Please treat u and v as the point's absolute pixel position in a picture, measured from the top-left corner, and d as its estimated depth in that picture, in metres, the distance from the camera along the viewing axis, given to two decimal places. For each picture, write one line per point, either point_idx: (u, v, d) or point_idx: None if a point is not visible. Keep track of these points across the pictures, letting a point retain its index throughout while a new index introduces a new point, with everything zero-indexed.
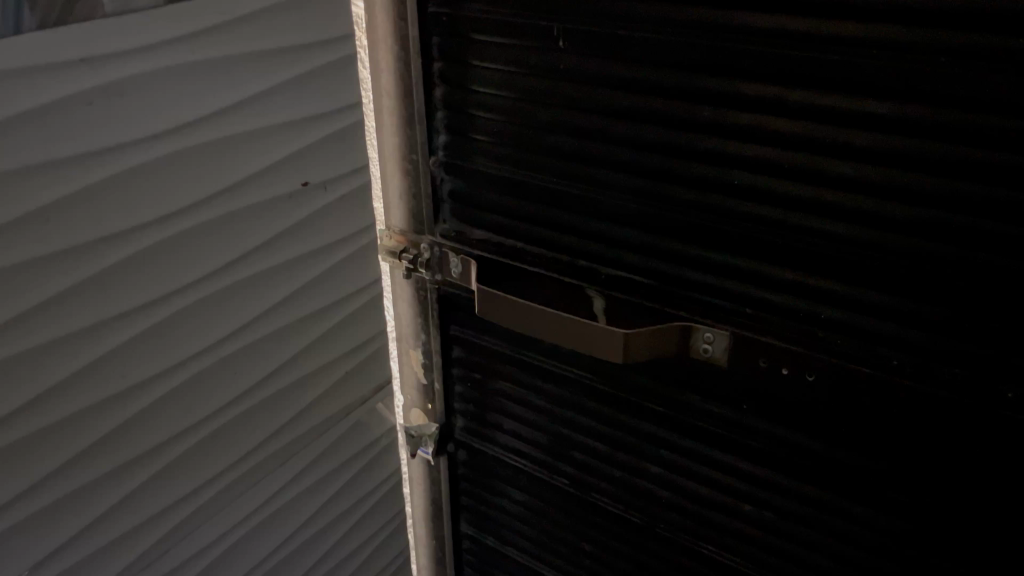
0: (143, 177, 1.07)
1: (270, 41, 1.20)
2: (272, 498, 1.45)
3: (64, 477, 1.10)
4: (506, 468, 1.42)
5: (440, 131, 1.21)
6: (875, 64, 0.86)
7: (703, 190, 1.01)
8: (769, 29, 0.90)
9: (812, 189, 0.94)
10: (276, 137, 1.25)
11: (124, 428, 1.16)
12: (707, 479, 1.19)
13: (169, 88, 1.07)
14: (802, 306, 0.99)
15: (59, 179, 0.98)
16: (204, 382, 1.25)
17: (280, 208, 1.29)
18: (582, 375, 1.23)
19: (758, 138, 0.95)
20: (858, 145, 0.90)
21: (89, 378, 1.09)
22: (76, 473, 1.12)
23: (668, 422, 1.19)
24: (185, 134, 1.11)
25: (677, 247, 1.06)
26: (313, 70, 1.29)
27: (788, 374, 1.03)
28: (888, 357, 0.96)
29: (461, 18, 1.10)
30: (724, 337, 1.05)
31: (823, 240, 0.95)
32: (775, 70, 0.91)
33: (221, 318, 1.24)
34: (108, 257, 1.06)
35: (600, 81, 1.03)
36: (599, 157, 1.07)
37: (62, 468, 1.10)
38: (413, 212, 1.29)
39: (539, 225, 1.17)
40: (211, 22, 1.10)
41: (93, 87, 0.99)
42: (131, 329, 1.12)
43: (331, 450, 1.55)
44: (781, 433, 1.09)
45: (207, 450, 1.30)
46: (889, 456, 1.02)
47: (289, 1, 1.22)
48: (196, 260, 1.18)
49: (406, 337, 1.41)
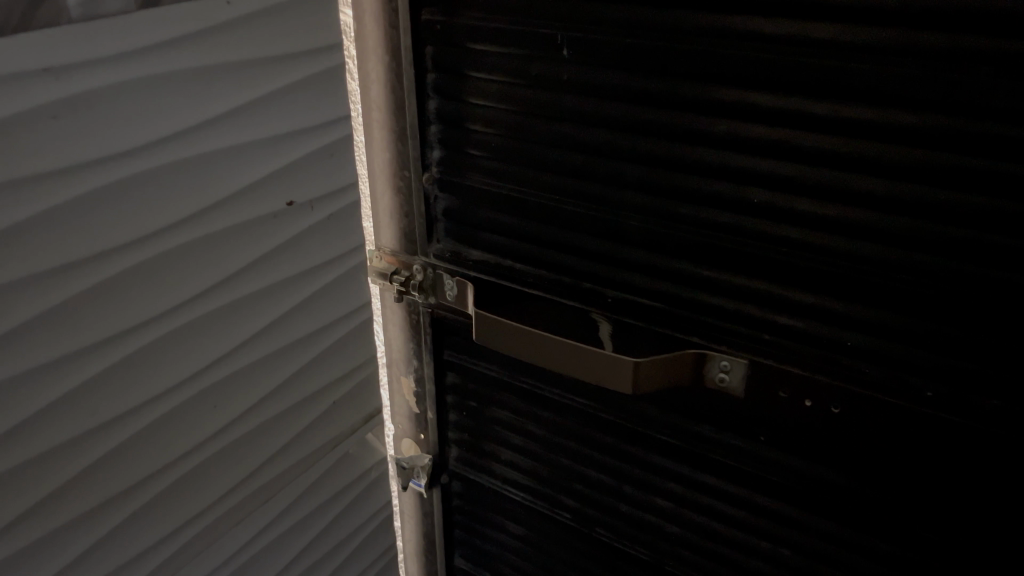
0: (115, 198, 0.96)
1: (260, 50, 1.10)
2: (256, 538, 1.33)
3: (22, 530, 0.98)
4: (503, 501, 1.35)
5: (435, 146, 1.15)
6: (912, 73, 0.79)
7: (720, 207, 0.95)
8: (795, 37, 0.83)
9: (841, 208, 0.88)
10: (261, 150, 1.14)
11: (94, 475, 1.04)
12: (721, 515, 1.12)
13: (143, 101, 0.96)
14: (826, 333, 0.93)
15: (15, 197, 0.87)
16: (183, 417, 1.13)
17: (264, 229, 1.18)
18: (589, 404, 1.16)
19: (781, 154, 0.89)
20: (892, 159, 0.83)
21: (56, 420, 0.97)
22: (36, 524, 0.99)
23: (677, 455, 1.12)
24: (160, 149, 1.00)
25: (689, 269, 0.99)
26: (306, 81, 1.19)
27: (811, 405, 0.96)
28: (922, 388, 0.89)
29: (458, 27, 1.03)
30: (741, 366, 0.99)
31: (851, 262, 0.89)
32: (800, 82, 0.85)
33: (201, 349, 1.13)
34: (73, 284, 0.94)
35: (608, 92, 0.97)
36: (606, 173, 1.01)
37: (21, 520, 0.97)
38: (404, 232, 1.22)
39: (540, 245, 1.11)
40: (196, 27, 1.00)
41: (59, 100, 0.87)
42: (102, 362, 1.00)
43: (321, 483, 1.44)
44: (801, 466, 1.02)
45: (184, 492, 1.18)
46: (919, 491, 0.95)
47: (284, 5, 1.12)
48: (175, 287, 1.07)
49: (398, 363, 1.34)
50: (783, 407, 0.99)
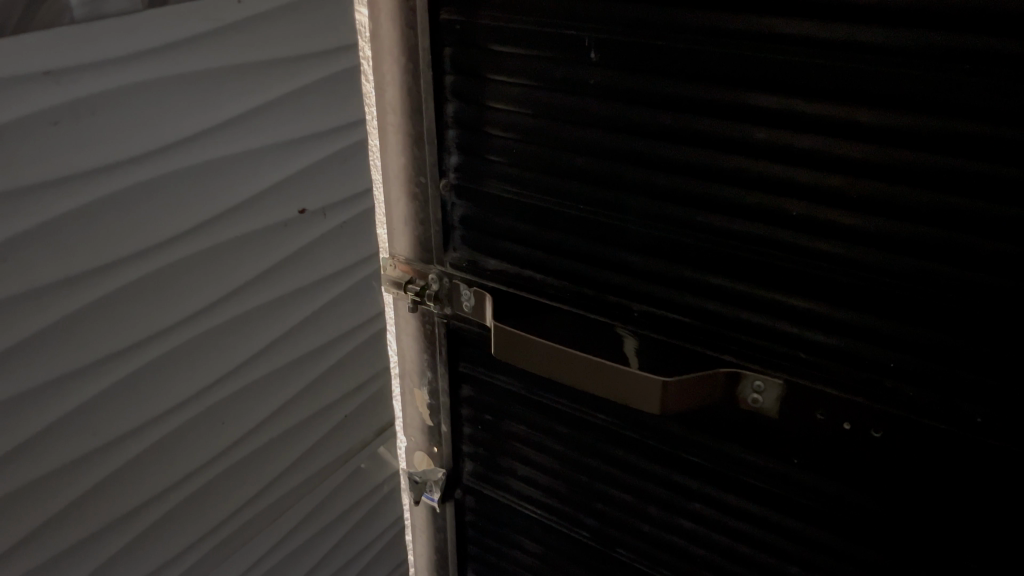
0: (123, 207, 0.90)
1: (278, 51, 1.05)
2: (267, 557, 1.25)
3: (17, 560, 0.90)
4: (519, 518, 1.31)
5: (453, 151, 1.11)
6: (968, 80, 0.74)
7: (755, 219, 0.90)
8: (839, 41, 0.78)
9: (887, 222, 0.82)
10: (276, 155, 1.09)
11: (98, 499, 0.97)
12: (751, 539, 1.07)
13: (152, 106, 0.90)
14: (865, 353, 0.88)
15: (12, 209, 0.80)
16: (191, 434, 1.07)
17: (276, 238, 1.12)
18: (613, 422, 1.12)
19: (823, 164, 0.84)
20: (943, 170, 0.78)
21: (57, 444, 0.90)
22: (36, 552, 0.92)
23: (703, 476, 1.07)
24: (169, 156, 0.94)
25: (721, 283, 0.94)
26: (325, 84, 1.13)
27: (850, 428, 0.92)
28: (971, 413, 0.84)
29: (479, 28, 0.99)
30: (776, 386, 0.94)
31: (899, 280, 0.84)
32: (845, 88, 0.79)
33: (208, 365, 1.06)
34: (73, 300, 0.88)
35: (639, 97, 0.92)
36: (634, 182, 0.96)
37: (20, 549, 0.90)
38: (420, 240, 1.19)
39: (563, 256, 1.06)
40: (209, 26, 0.94)
41: (62, 105, 0.81)
42: (108, 379, 0.94)
43: (335, 497, 1.36)
44: (836, 491, 0.97)
45: (193, 514, 1.10)
46: (971, 522, 0.88)
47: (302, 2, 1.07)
48: (185, 299, 1.00)
49: (413, 374, 1.30)
50: (819, 430, 0.94)
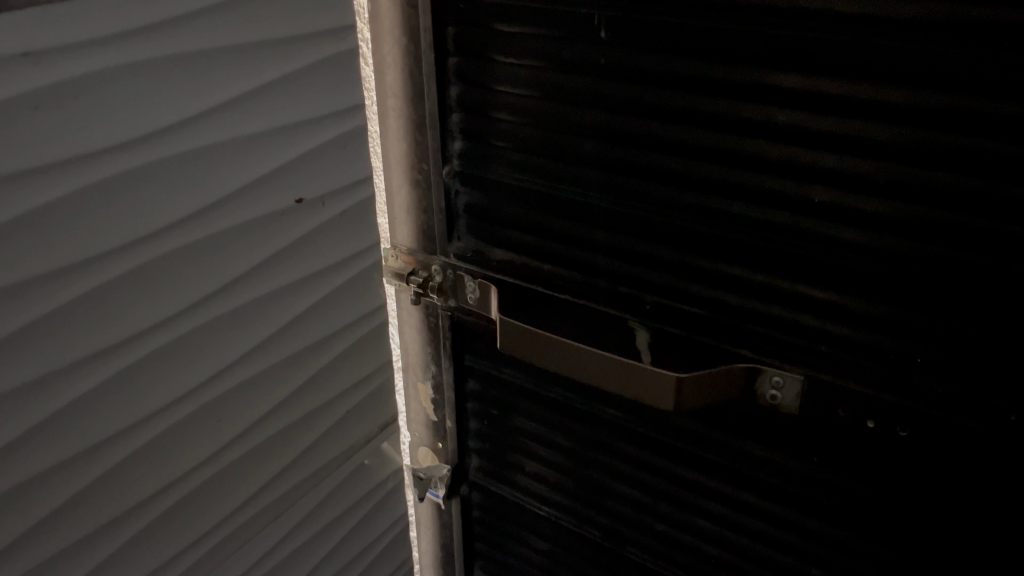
0: (110, 196, 0.85)
1: (284, 30, 0.98)
2: (268, 554, 1.22)
3: (2, 566, 0.87)
4: (527, 515, 1.27)
5: (456, 137, 1.07)
6: (1007, 56, 0.69)
7: (775, 206, 0.85)
8: (865, 17, 0.73)
9: (917, 208, 0.78)
10: (273, 140, 1.01)
11: (88, 503, 0.93)
12: (768, 538, 1.03)
13: (139, 89, 0.84)
14: (890, 347, 0.84)
15: None
16: (188, 431, 1.02)
17: (270, 228, 1.05)
18: (625, 417, 1.08)
19: (848, 147, 0.79)
20: (979, 153, 0.73)
21: (44, 445, 0.86)
22: (22, 558, 0.88)
23: (719, 474, 1.03)
24: (160, 141, 0.88)
25: (740, 274, 0.90)
26: (332, 64, 1.07)
27: (874, 427, 0.88)
28: (1005, 411, 0.79)
29: (484, 7, 0.95)
30: (796, 382, 0.90)
31: (930, 271, 0.79)
32: (875, 67, 0.75)
33: (203, 362, 1.01)
34: (54, 298, 0.83)
35: (653, 78, 0.87)
36: (648, 168, 0.92)
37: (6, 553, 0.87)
38: (424, 229, 1.16)
39: (573, 245, 1.02)
40: (207, 1, 0.88)
41: (43, 88, 0.76)
42: (96, 378, 0.89)
43: (337, 494, 1.32)
44: (857, 489, 0.93)
45: (191, 514, 1.07)
46: (1001, 524, 0.84)
47: None
48: (180, 292, 0.95)
49: (416, 367, 1.27)
50: (840, 428, 0.90)
